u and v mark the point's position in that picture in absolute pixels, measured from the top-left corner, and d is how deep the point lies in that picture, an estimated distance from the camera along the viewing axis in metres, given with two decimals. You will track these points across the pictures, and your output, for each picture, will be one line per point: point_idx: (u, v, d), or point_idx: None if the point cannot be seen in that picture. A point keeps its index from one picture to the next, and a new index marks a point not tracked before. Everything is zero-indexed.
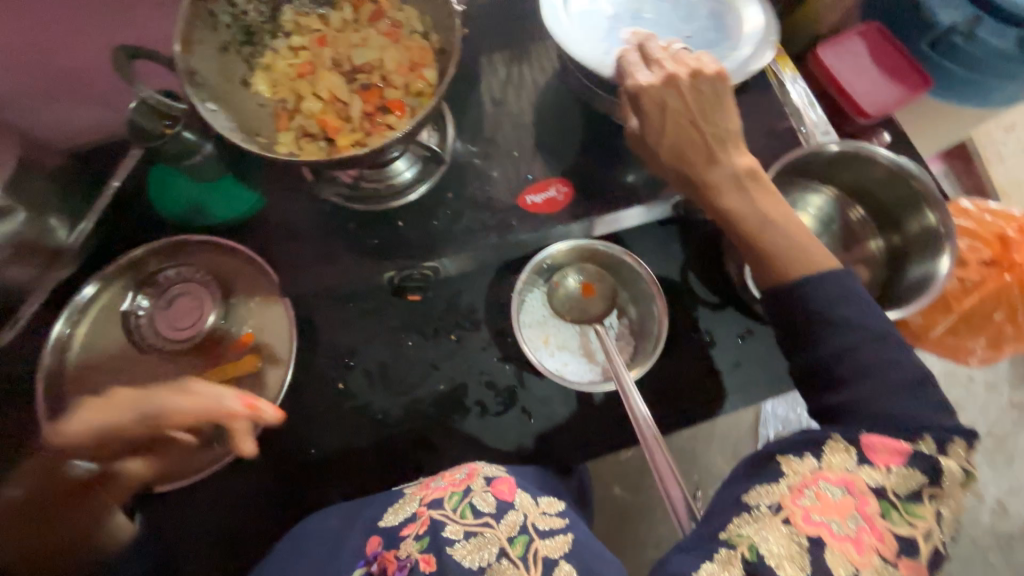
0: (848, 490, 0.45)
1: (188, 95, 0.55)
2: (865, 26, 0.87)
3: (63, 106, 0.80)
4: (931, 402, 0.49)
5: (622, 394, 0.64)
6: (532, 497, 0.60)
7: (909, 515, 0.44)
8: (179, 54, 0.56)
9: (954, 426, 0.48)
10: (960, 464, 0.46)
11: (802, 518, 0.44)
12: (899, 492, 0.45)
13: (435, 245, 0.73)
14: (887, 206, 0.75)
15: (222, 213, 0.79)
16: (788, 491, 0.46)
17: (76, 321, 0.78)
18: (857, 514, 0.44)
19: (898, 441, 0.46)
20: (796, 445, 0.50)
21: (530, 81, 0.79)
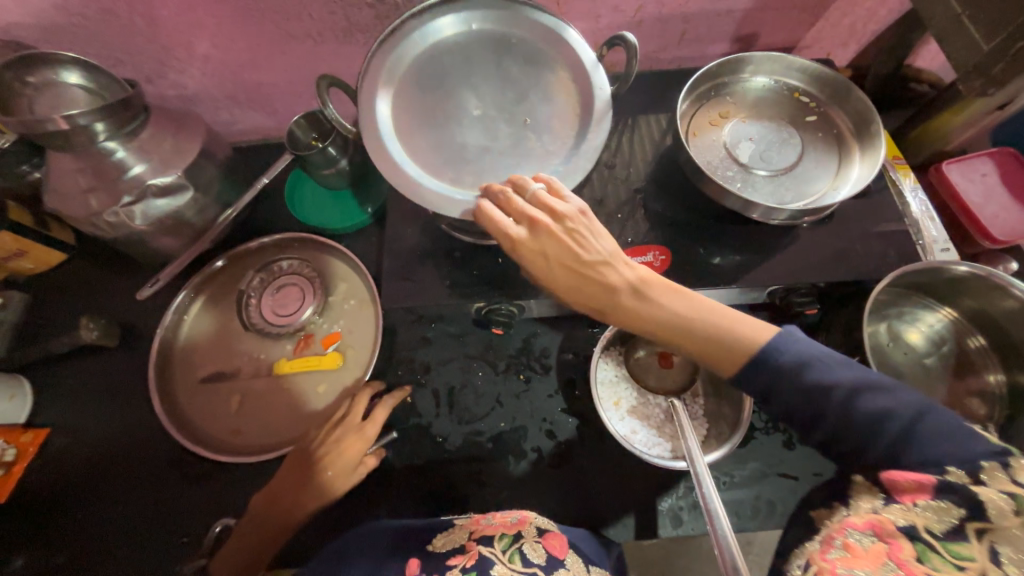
0: (878, 535, 0.36)
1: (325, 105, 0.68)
2: (998, 150, 0.85)
3: (239, 110, 0.97)
4: (935, 437, 0.40)
5: (694, 479, 0.58)
6: (583, 563, 0.59)
7: (955, 559, 0.33)
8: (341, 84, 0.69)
9: (974, 450, 0.38)
10: (1004, 488, 0.34)
11: (829, 573, 0.35)
12: (934, 532, 0.35)
13: (527, 287, 0.75)
14: (1015, 342, 0.69)
15: (339, 219, 0.93)
16: (818, 547, 0.38)
17: (200, 290, 0.88)
18: (891, 564, 0.34)
19: (919, 473, 0.39)
20: (835, 504, 0.43)
21: (642, 151, 0.83)
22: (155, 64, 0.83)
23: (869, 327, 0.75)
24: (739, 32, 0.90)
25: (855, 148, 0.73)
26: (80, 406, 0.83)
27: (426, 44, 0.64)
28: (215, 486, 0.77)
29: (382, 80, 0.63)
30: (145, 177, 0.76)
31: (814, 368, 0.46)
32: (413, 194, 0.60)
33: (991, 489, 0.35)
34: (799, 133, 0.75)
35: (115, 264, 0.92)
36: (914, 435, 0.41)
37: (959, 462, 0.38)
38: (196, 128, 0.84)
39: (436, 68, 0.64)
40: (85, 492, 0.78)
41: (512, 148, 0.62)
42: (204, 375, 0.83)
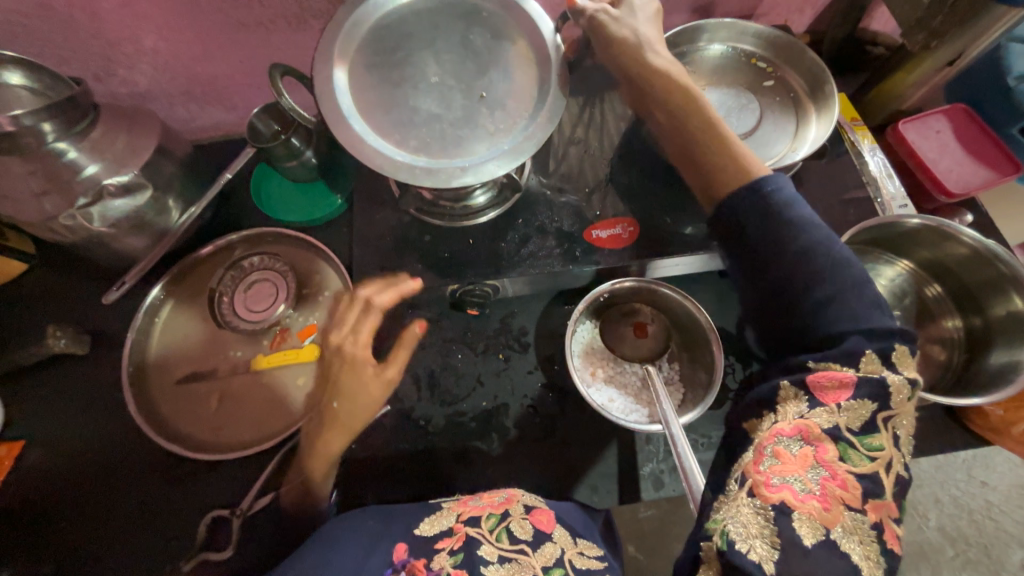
0: (805, 440, 0.44)
1: (279, 92, 0.68)
2: (950, 106, 0.88)
3: (197, 106, 0.94)
4: (866, 304, 0.48)
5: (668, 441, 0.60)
6: (571, 536, 0.59)
7: (866, 450, 0.43)
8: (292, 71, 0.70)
9: (892, 327, 0.47)
10: (907, 377, 0.46)
11: (765, 485, 0.43)
12: (851, 428, 0.44)
13: (500, 266, 0.76)
14: (969, 288, 0.72)
15: (309, 211, 0.92)
16: (751, 458, 0.46)
17: (171, 290, 0.87)
18: (818, 466, 0.43)
19: (844, 372, 0.45)
20: (756, 404, 0.50)
21: (607, 126, 0.84)
22: (102, 60, 0.81)
23: None
24: (697, 2, 0.91)
25: (812, 109, 0.74)
26: (55, 417, 0.82)
27: (390, 15, 0.64)
28: (199, 484, 0.77)
29: (345, 42, 0.63)
30: (101, 177, 0.74)
31: (802, 205, 0.52)
32: (352, 144, 0.59)
33: (895, 374, 0.45)
34: (757, 97, 0.76)
35: (79, 271, 0.89)
36: (852, 296, 0.48)
37: (875, 345, 0.46)
38: (151, 125, 0.81)
39: (399, 35, 0.64)
40: (66, 501, 0.77)
41: (463, 121, 0.62)
42: (180, 376, 0.82)
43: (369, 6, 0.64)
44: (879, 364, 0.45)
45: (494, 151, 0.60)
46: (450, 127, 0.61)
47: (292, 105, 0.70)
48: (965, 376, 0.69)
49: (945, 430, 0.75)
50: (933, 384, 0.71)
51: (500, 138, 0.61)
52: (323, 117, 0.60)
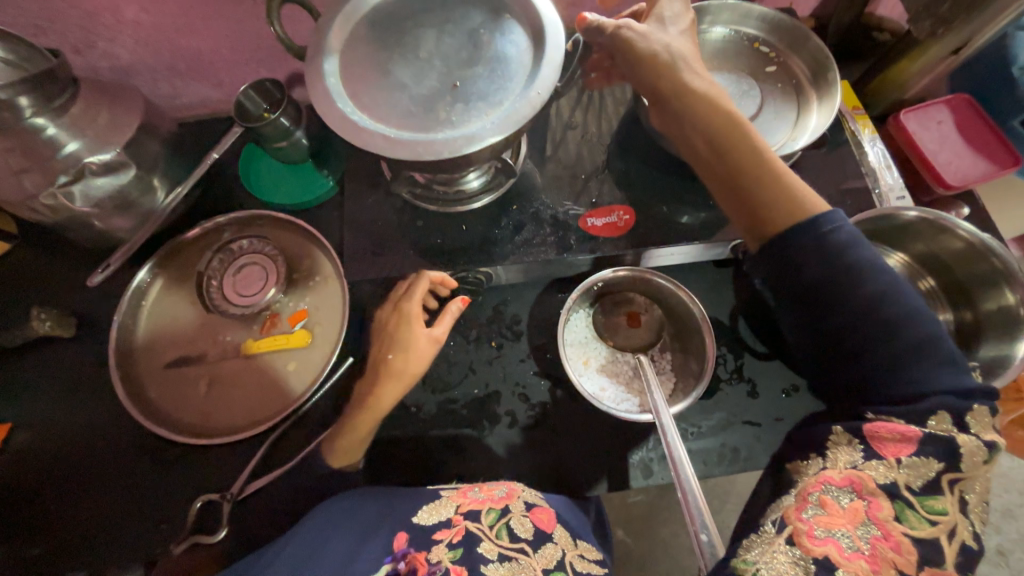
0: (856, 493, 0.45)
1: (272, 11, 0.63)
2: (953, 96, 0.86)
3: (182, 82, 0.91)
4: (938, 362, 0.49)
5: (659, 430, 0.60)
6: (571, 537, 0.61)
7: (926, 512, 0.44)
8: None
9: (969, 388, 0.48)
10: (978, 440, 0.46)
11: (807, 535, 0.44)
12: (910, 488, 0.45)
13: (493, 253, 0.75)
14: (962, 282, 0.72)
15: (299, 192, 0.90)
16: (794, 504, 0.47)
17: (158, 273, 0.85)
18: (868, 522, 0.44)
19: (909, 428, 0.47)
20: (806, 447, 0.52)
21: (605, 111, 0.82)
22: (80, 31, 0.77)
23: None
24: None
25: (814, 97, 0.73)
26: (42, 400, 0.81)
27: None
28: (190, 469, 0.77)
29: (343, 17, 0.62)
30: (82, 155, 0.72)
31: (862, 247, 0.52)
32: (335, 119, 0.56)
33: (968, 435, 0.46)
34: (758, 84, 0.74)
35: (64, 252, 0.87)
36: (924, 352, 0.49)
37: (941, 399, 0.47)
38: (133, 101, 0.79)
39: (397, 14, 0.62)
40: (56, 484, 0.77)
41: (455, 95, 0.57)
42: (169, 360, 0.81)
43: None
44: (951, 425, 0.46)
45: (487, 124, 0.55)
46: (440, 102, 0.57)
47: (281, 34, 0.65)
48: None
49: None
50: None
51: (493, 109, 0.56)
52: (310, 92, 0.58)
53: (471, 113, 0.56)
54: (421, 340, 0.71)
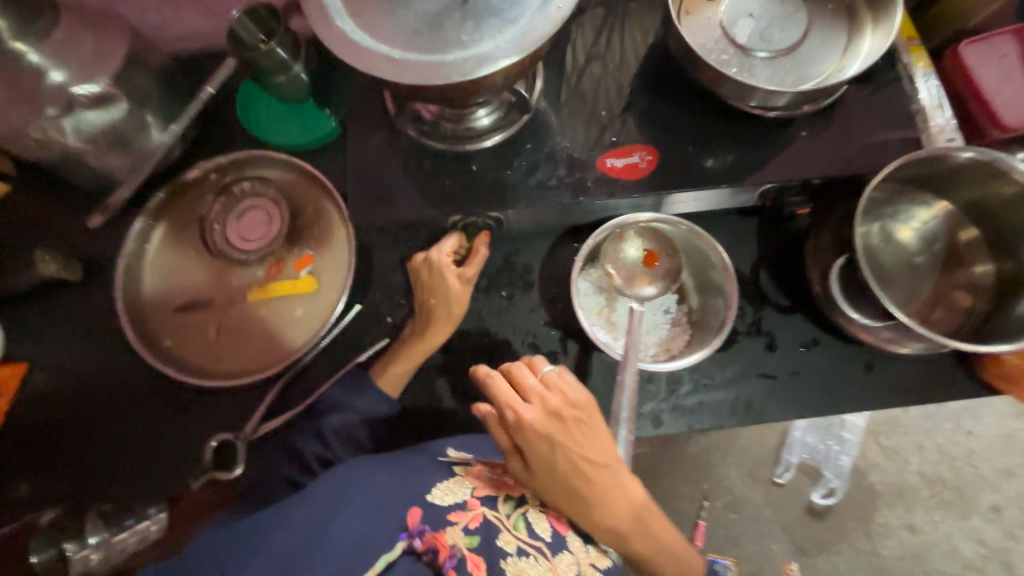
0: None
1: None
2: (1022, 25, 0.77)
3: (170, 7, 0.84)
4: None
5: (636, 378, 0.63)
6: (584, 543, 0.60)
7: None
8: None
9: None
10: None
11: None
12: None
13: (504, 197, 0.70)
14: (1008, 233, 0.67)
15: (299, 132, 0.84)
16: None
17: (158, 216, 0.82)
18: None
19: None
20: None
21: (630, 40, 0.74)
22: None
23: (862, 228, 0.73)
24: None
25: (868, 20, 0.65)
26: (55, 342, 0.81)
27: None
28: (202, 410, 0.78)
29: None
30: (69, 85, 0.68)
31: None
32: (334, 39, 0.51)
33: None
34: (806, 6, 0.66)
35: (61, 193, 0.85)
36: None
37: None
38: (117, 26, 0.73)
39: None
40: (76, 422, 0.79)
41: (465, 12, 0.51)
42: (176, 304, 0.80)
43: None
44: None
45: (500, 44, 0.49)
46: (449, 19, 0.51)
47: None
48: (988, 326, 0.66)
49: (952, 380, 0.73)
50: (952, 332, 0.69)
51: (508, 28, 0.50)
52: (304, 7, 0.52)
53: (483, 33, 0.50)
54: (454, 284, 0.70)
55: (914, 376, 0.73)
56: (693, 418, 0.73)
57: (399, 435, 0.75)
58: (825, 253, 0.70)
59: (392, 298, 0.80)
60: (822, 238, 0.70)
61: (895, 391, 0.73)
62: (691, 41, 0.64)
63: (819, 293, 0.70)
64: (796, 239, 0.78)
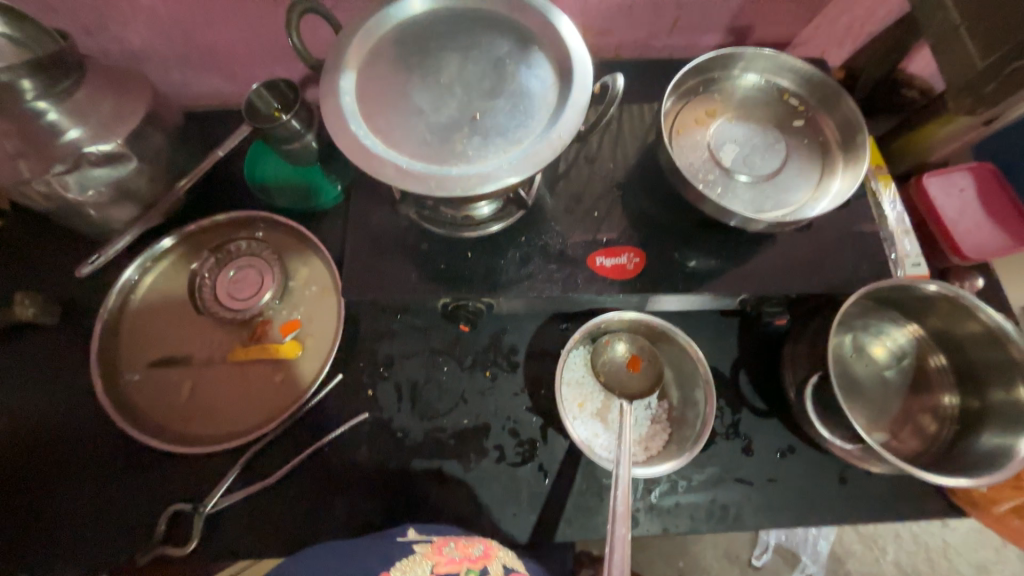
0: None
1: (288, 25, 0.61)
2: (977, 164, 0.86)
3: (194, 72, 0.88)
4: None
5: (615, 479, 0.64)
6: None
7: None
8: (313, 7, 0.62)
9: None
10: None
11: None
12: None
13: (496, 284, 0.73)
14: (974, 366, 0.70)
15: (302, 196, 0.88)
16: None
17: (148, 269, 0.82)
18: None
19: None
20: None
21: (624, 148, 0.81)
22: (93, 13, 0.75)
23: (835, 337, 0.76)
24: (733, 24, 0.85)
25: (839, 158, 0.71)
26: (17, 389, 0.78)
27: (411, 19, 0.61)
28: (160, 475, 0.74)
29: (364, 36, 0.60)
30: (82, 143, 0.69)
31: None
32: (347, 143, 0.54)
33: None
34: (785, 138, 0.72)
35: (55, 235, 0.85)
36: None
37: None
38: (139, 90, 0.76)
39: (421, 38, 0.60)
40: (23, 479, 0.74)
41: (473, 128, 0.55)
42: (152, 359, 0.78)
43: (391, 10, 0.60)
44: None
45: (503, 163, 0.53)
46: (457, 132, 0.55)
47: (301, 45, 0.63)
48: (951, 456, 0.67)
49: (923, 495, 0.74)
50: (920, 454, 0.70)
51: (511, 147, 0.54)
52: (321, 109, 0.56)
53: (488, 149, 0.54)
54: None
55: (885, 489, 0.74)
56: (670, 520, 0.72)
57: (366, 517, 0.72)
58: (801, 363, 0.72)
59: (376, 371, 0.80)
60: (798, 349, 0.73)
61: (868, 507, 0.73)
62: (680, 161, 0.70)
63: (793, 401, 0.73)
64: (775, 341, 0.81)
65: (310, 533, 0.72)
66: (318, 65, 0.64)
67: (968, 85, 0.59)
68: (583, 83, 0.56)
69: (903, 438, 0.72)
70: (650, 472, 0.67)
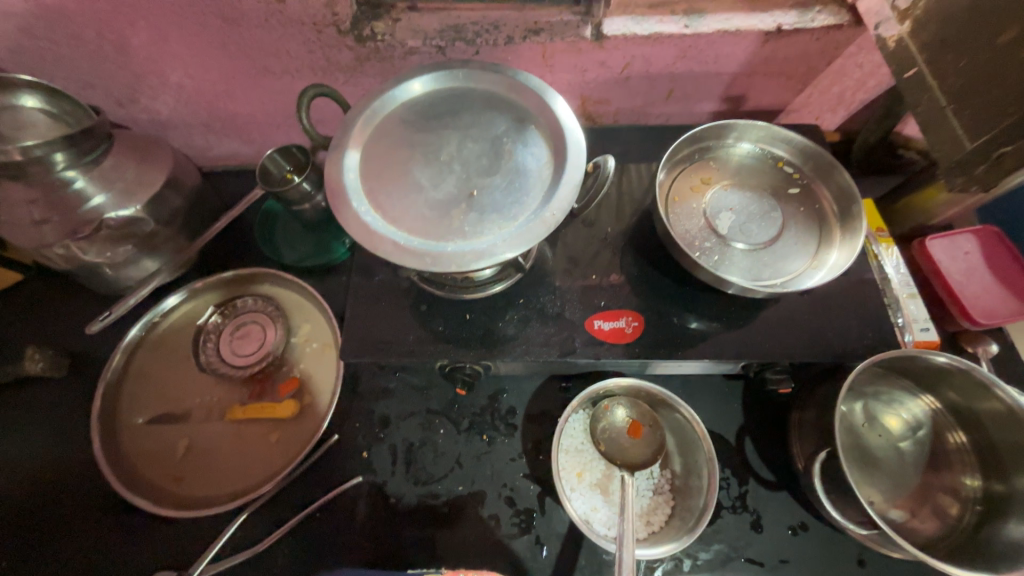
0: None
1: (298, 107, 0.66)
2: (981, 228, 0.85)
3: (215, 136, 0.94)
4: None
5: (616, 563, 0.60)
6: None
7: None
8: (323, 91, 0.67)
9: None
10: None
11: None
12: None
13: (493, 347, 0.73)
14: (996, 446, 0.66)
15: (312, 253, 0.90)
16: None
17: (154, 324, 0.85)
18: None
19: None
20: None
21: (623, 211, 0.82)
22: (127, 89, 0.82)
23: (845, 405, 0.74)
24: (727, 93, 0.88)
25: (836, 226, 0.72)
26: (17, 442, 0.79)
27: (415, 100, 0.65)
28: (147, 538, 0.73)
29: (371, 116, 0.63)
30: (104, 210, 0.73)
31: None
32: (348, 220, 0.56)
33: None
34: (780, 205, 0.73)
35: (74, 290, 0.88)
36: None
37: None
38: (162, 157, 0.81)
39: (423, 117, 0.63)
40: (12, 540, 0.73)
41: (469, 204, 0.57)
42: (150, 416, 0.79)
43: (397, 92, 0.65)
44: None
45: (498, 239, 0.54)
46: (454, 208, 0.57)
47: (311, 124, 0.68)
48: (976, 544, 0.63)
49: None
50: (943, 540, 0.66)
51: (506, 224, 0.56)
52: (326, 185, 0.59)
53: (483, 225, 0.56)
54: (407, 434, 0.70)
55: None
56: None
57: None
58: (809, 435, 0.70)
59: (371, 431, 0.79)
60: (805, 419, 0.71)
61: None
62: (676, 229, 0.71)
63: (802, 474, 0.70)
64: (780, 407, 0.78)
65: None
66: (325, 142, 0.69)
67: (958, 163, 0.60)
68: (575, 161, 0.58)
69: (923, 520, 0.67)
70: (652, 552, 0.64)
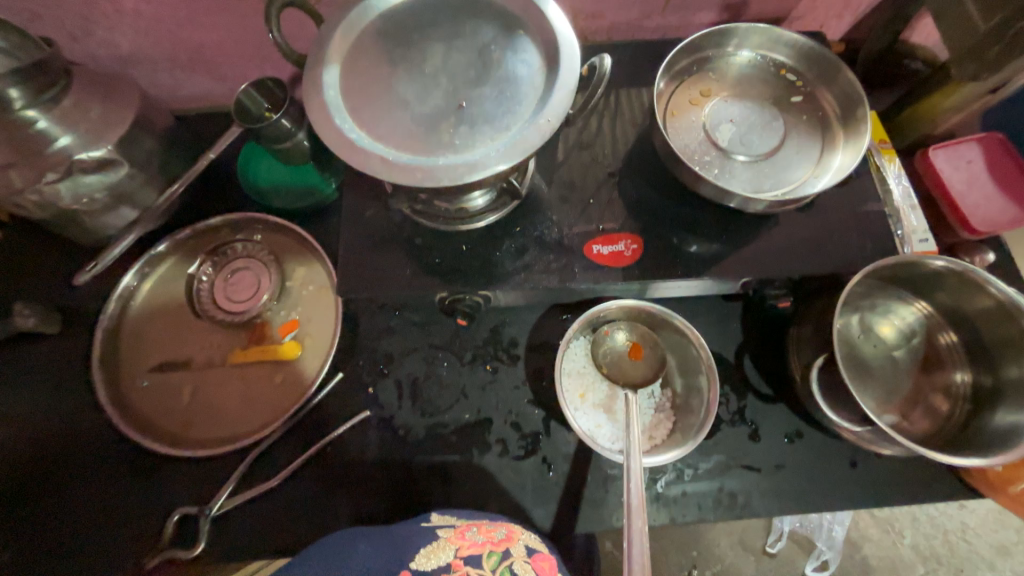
0: None
1: (268, 21, 0.61)
2: (985, 134, 0.83)
3: (183, 73, 0.88)
4: None
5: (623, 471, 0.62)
6: None
7: None
8: (292, 0, 0.61)
9: None
10: None
11: None
12: None
13: (492, 276, 0.72)
14: (987, 343, 0.68)
15: (299, 196, 0.88)
16: None
17: (146, 275, 0.83)
18: None
19: None
20: None
21: (620, 133, 0.79)
22: (79, 19, 0.75)
23: (841, 318, 0.74)
24: (728, 0, 0.83)
25: (839, 134, 0.69)
26: (23, 396, 0.79)
27: (394, 9, 0.60)
28: (164, 479, 0.74)
29: (347, 28, 0.59)
30: (73, 151, 0.69)
31: None
32: (332, 139, 0.53)
33: None
34: (782, 115, 0.70)
35: (55, 245, 0.86)
36: None
37: None
38: (128, 94, 0.76)
39: (404, 27, 0.59)
40: (34, 486, 0.75)
41: (459, 116, 0.54)
42: (152, 364, 0.79)
43: (373, 0, 0.59)
44: None
45: (491, 151, 0.52)
46: (443, 122, 0.54)
47: (283, 39, 0.62)
48: (964, 436, 0.66)
49: (934, 479, 0.73)
50: (932, 436, 0.69)
51: (498, 134, 0.53)
52: (306, 104, 0.55)
53: (475, 138, 0.53)
54: None
55: (897, 472, 0.73)
56: (677, 509, 0.71)
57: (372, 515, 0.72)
58: (807, 345, 0.71)
59: (376, 368, 0.79)
60: (804, 331, 0.71)
61: (880, 490, 0.72)
62: (675, 143, 0.68)
63: (800, 384, 0.71)
64: (779, 324, 0.79)
65: (315, 533, 0.71)
66: (300, 60, 0.64)
67: None
68: (570, 64, 0.55)
69: (914, 419, 0.70)
70: (655, 460, 0.66)
